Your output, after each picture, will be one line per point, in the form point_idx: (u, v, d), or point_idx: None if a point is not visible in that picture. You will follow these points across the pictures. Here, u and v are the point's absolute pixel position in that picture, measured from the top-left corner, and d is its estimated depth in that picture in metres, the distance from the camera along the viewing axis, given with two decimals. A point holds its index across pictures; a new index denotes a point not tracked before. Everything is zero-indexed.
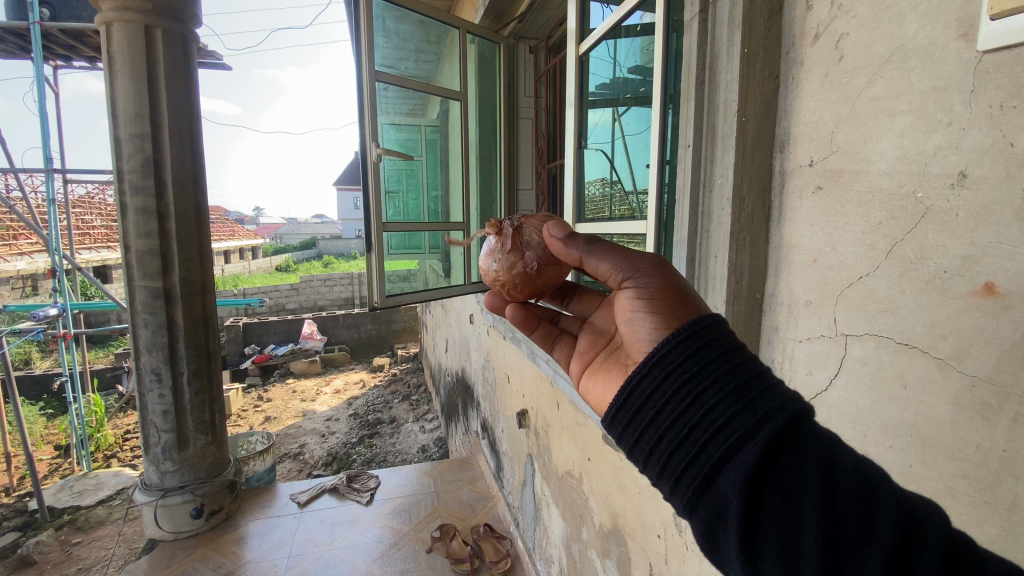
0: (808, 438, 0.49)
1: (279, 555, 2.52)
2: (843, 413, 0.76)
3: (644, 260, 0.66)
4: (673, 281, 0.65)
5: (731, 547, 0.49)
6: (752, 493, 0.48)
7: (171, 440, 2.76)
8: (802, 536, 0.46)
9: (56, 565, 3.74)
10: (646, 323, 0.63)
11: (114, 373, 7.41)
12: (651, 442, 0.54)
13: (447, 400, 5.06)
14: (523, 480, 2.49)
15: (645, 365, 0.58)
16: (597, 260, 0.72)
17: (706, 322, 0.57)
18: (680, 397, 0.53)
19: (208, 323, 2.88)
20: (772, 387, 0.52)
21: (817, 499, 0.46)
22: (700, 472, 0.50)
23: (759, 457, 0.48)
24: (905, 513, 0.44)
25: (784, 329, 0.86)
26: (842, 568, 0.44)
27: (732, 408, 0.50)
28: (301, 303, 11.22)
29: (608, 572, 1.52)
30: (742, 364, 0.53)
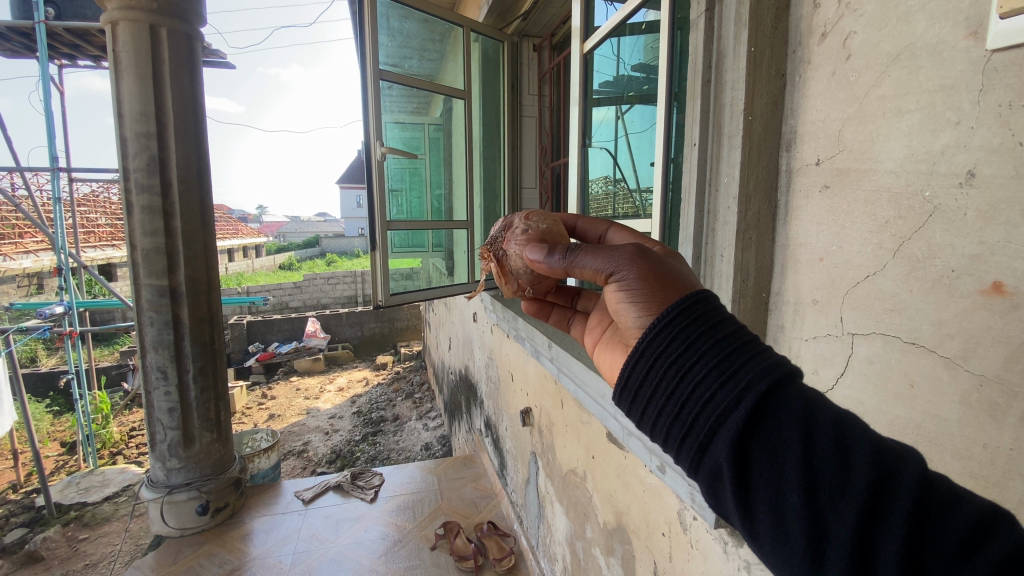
0: (789, 397, 0.49)
1: (284, 551, 2.53)
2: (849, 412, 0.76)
3: (619, 253, 0.64)
4: (652, 267, 0.63)
5: (728, 505, 0.51)
6: (740, 456, 0.49)
7: (177, 437, 2.78)
8: (787, 491, 0.47)
9: (63, 561, 3.77)
10: (633, 312, 0.63)
11: (119, 370, 7.45)
12: (647, 417, 0.55)
13: (450, 397, 5.08)
14: (527, 477, 2.50)
15: (637, 345, 0.58)
16: (579, 266, 0.70)
17: (693, 297, 0.57)
18: (671, 373, 0.54)
19: (214, 321, 2.89)
20: (756, 353, 0.51)
21: (799, 456, 0.47)
22: (695, 441, 0.51)
23: (745, 422, 0.48)
24: (881, 462, 0.44)
25: (790, 328, 0.86)
26: (825, 519, 0.45)
27: (718, 381, 0.51)
28: (304, 301, 11.26)
29: (612, 569, 1.53)
30: (728, 335, 0.53)
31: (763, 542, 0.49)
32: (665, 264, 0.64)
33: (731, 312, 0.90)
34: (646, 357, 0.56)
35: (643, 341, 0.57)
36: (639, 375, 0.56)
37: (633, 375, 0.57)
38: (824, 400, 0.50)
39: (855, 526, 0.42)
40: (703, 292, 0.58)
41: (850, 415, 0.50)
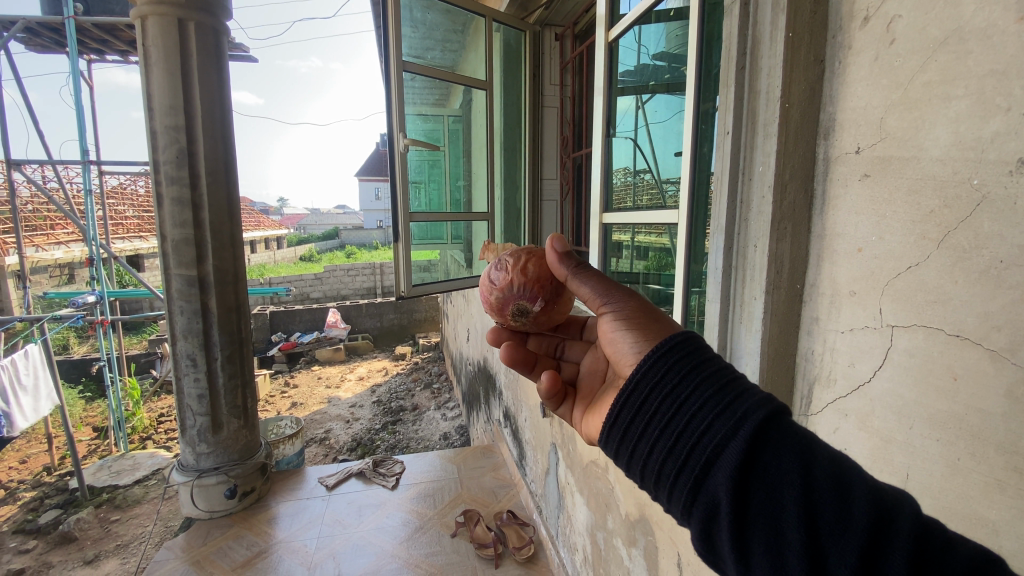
0: (786, 434, 0.52)
1: (308, 534, 2.60)
2: (887, 405, 0.74)
3: (617, 288, 0.73)
4: (646, 303, 0.71)
5: (724, 547, 0.52)
6: (740, 491, 0.51)
7: (206, 423, 2.87)
8: (786, 528, 0.49)
9: (96, 541, 3.95)
10: (626, 340, 0.68)
11: (148, 358, 7.70)
12: (644, 453, 0.58)
13: (468, 387, 5.12)
14: (546, 468, 2.52)
15: (633, 378, 0.62)
16: (581, 290, 0.78)
17: (686, 335, 0.62)
18: (666, 406, 0.57)
19: (241, 311, 2.96)
20: (751, 389, 0.55)
21: (797, 493, 0.49)
22: (690, 476, 0.54)
23: (743, 455, 0.51)
24: (879, 504, 0.47)
25: (826, 320, 0.84)
26: (825, 558, 0.47)
27: (714, 411, 0.54)
28: (324, 292, 11.45)
29: (634, 561, 1.53)
30: (721, 369, 0.57)
31: None
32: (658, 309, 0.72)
33: (764, 303, 0.88)
34: (642, 389, 0.60)
35: (638, 374, 0.61)
36: (634, 409, 0.60)
37: (629, 408, 0.60)
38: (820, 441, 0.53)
39: (855, 565, 0.45)
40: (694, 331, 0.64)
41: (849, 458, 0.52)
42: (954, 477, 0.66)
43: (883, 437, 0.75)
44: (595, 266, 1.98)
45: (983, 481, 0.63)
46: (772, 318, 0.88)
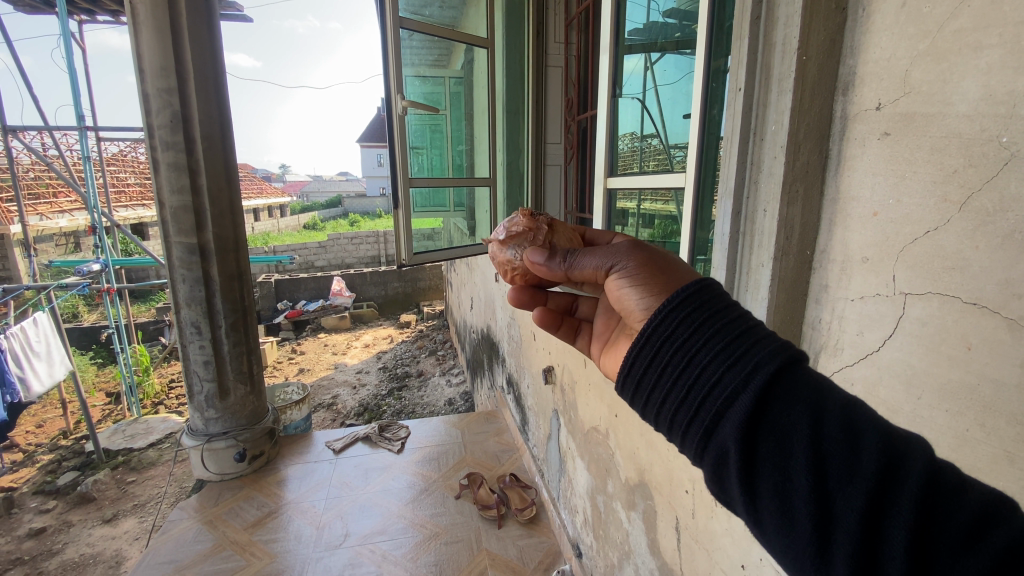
0: (798, 383, 0.51)
1: (316, 496, 2.67)
2: (895, 375, 0.72)
3: (617, 246, 0.70)
4: (650, 255, 0.68)
5: (733, 490, 0.53)
6: (749, 440, 0.51)
7: (213, 389, 2.91)
8: (794, 474, 0.49)
9: (114, 501, 4.09)
10: (634, 295, 0.66)
11: (157, 326, 7.80)
12: (655, 405, 0.57)
13: (472, 354, 5.16)
14: (549, 433, 2.55)
15: (643, 331, 0.60)
16: (580, 268, 0.75)
17: (697, 284, 0.60)
18: (677, 359, 0.56)
19: (243, 279, 2.96)
20: (763, 337, 0.54)
21: (806, 443, 0.49)
22: (701, 426, 0.53)
23: (753, 406, 0.51)
24: (889, 450, 0.46)
25: (835, 287, 0.81)
26: (831, 502, 0.47)
27: (725, 363, 0.53)
28: (329, 261, 11.45)
29: (632, 523, 1.56)
30: (733, 319, 0.56)
31: (767, 526, 0.51)
32: (665, 254, 0.70)
33: (771, 271, 0.86)
34: (653, 343, 0.58)
35: (649, 328, 0.59)
36: (645, 363, 0.58)
37: (640, 362, 0.59)
38: (832, 388, 0.53)
39: (863, 509, 0.44)
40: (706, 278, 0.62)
41: (861, 407, 0.51)
42: (961, 447, 0.64)
43: (889, 407, 0.73)
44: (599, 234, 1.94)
45: (993, 454, 0.61)
46: (777, 286, 0.85)
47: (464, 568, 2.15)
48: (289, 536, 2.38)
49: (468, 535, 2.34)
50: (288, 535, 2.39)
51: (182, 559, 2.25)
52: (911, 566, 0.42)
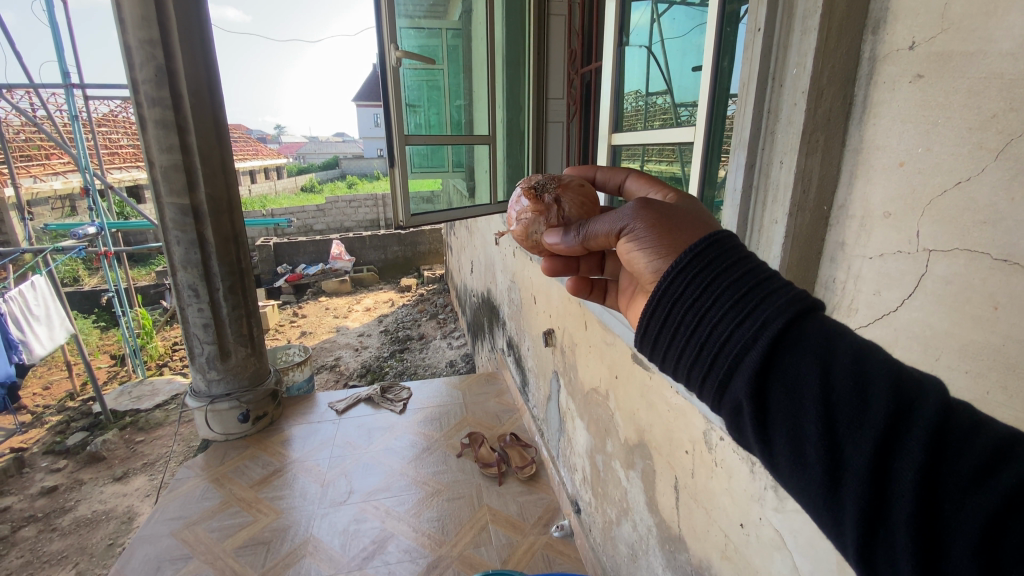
0: (809, 332, 0.50)
1: (320, 455, 2.73)
2: (912, 335, 0.69)
3: (626, 210, 0.64)
4: (661, 214, 0.63)
5: (749, 437, 0.52)
6: (760, 391, 0.50)
7: (213, 351, 2.91)
8: (805, 423, 0.48)
9: (123, 460, 4.19)
10: (645, 259, 0.63)
11: (157, 290, 7.79)
12: (670, 363, 0.57)
13: (472, 318, 5.16)
14: (548, 394, 2.57)
15: (653, 294, 0.58)
16: (593, 238, 0.70)
17: (708, 240, 0.57)
18: (688, 319, 0.55)
19: (239, 241, 2.92)
20: (773, 290, 0.52)
21: (816, 392, 0.47)
22: (715, 381, 0.53)
23: (763, 359, 0.49)
24: (899, 395, 0.44)
25: (852, 245, 0.77)
26: (842, 448, 0.45)
27: (735, 320, 0.52)
28: (327, 224, 11.32)
29: (631, 481, 1.58)
30: (744, 274, 0.53)
31: (781, 470, 0.51)
32: (674, 207, 0.65)
33: (786, 228, 0.81)
34: (664, 305, 0.57)
35: (659, 290, 0.58)
36: (657, 324, 0.57)
37: (653, 323, 0.58)
38: (845, 333, 0.50)
39: (872, 454, 0.43)
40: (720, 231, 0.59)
41: (875, 351, 0.49)
42: (981, 408, 0.62)
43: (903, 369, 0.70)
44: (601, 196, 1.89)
45: (1014, 415, 0.59)
46: (793, 244, 0.81)
47: (466, 524, 2.20)
48: (296, 493, 2.44)
49: (469, 492, 2.39)
50: (294, 492, 2.44)
51: (191, 515, 2.31)
52: (918, 506, 0.41)
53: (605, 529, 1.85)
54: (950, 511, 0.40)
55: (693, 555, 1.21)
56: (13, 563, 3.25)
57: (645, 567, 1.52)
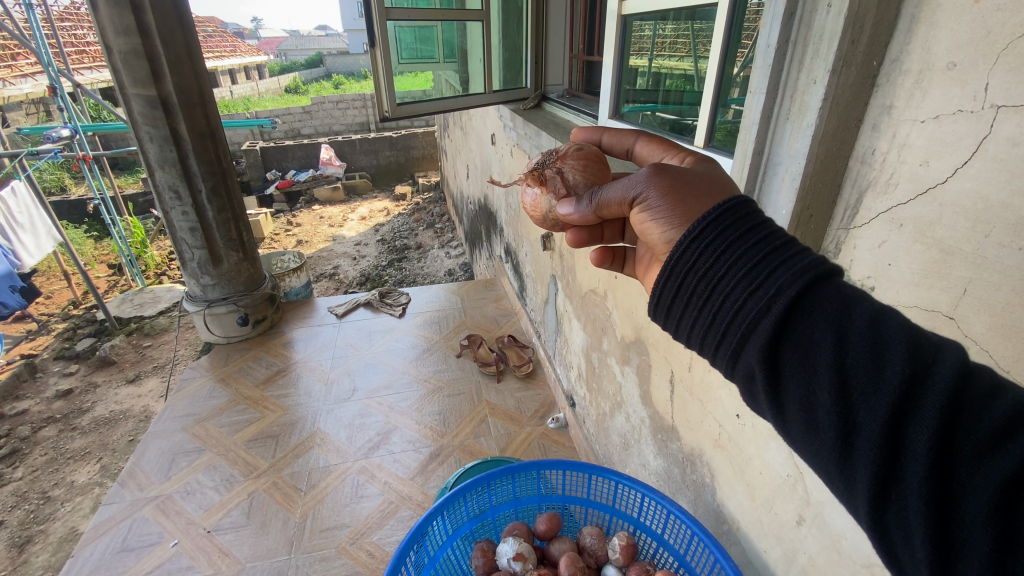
0: (823, 300, 0.49)
1: (324, 355, 2.79)
2: (959, 210, 0.59)
3: (638, 175, 0.63)
4: (674, 180, 0.62)
5: (763, 402, 0.53)
6: (771, 359, 0.51)
7: (204, 256, 2.86)
8: (818, 391, 0.48)
9: (135, 364, 4.32)
10: (658, 229, 0.62)
11: (146, 198, 7.58)
12: (685, 330, 0.59)
13: (470, 225, 5.04)
14: (545, 297, 2.56)
15: (667, 263, 0.59)
16: (606, 205, 0.68)
17: (723, 207, 0.57)
18: (701, 288, 0.56)
19: (216, 137, 2.73)
20: (788, 257, 0.51)
21: (831, 359, 0.47)
22: (728, 349, 0.54)
23: (775, 328, 0.50)
24: (917, 357, 0.43)
25: (901, 108, 0.65)
26: (856, 414, 0.45)
27: (747, 290, 0.52)
28: (315, 128, 10.70)
29: (626, 376, 1.60)
30: (757, 241, 0.54)
31: (793, 433, 0.51)
32: (687, 171, 0.64)
33: (826, 89, 0.70)
34: (677, 274, 0.58)
35: (671, 259, 0.58)
36: (671, 293, 0.58)
37: (666, 292, 0.59)
38: (864, 297, 0.49)
39: (886, 420, 0.42)
40: (736, 196, 0.58)
41: (895, 312, 0.47)
42: None
43: (944, 249, 0.61)
44: (606, 87, 1.74)
45: None
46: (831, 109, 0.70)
47: (466, 417, 2.29)
48: (300, 392, 2.51)
49: (468, 389, 2.47)
50: (298, 390, 2.52)
51: (200, 412, 2.40)
52: (931, 471, 0.40)
53: (599, 421, 1.93)
54: (965, 476, 0.40)
55: (685, 442, 1.24)
56: (41, 458, 3.45)
57: (636, 454, 1.58)
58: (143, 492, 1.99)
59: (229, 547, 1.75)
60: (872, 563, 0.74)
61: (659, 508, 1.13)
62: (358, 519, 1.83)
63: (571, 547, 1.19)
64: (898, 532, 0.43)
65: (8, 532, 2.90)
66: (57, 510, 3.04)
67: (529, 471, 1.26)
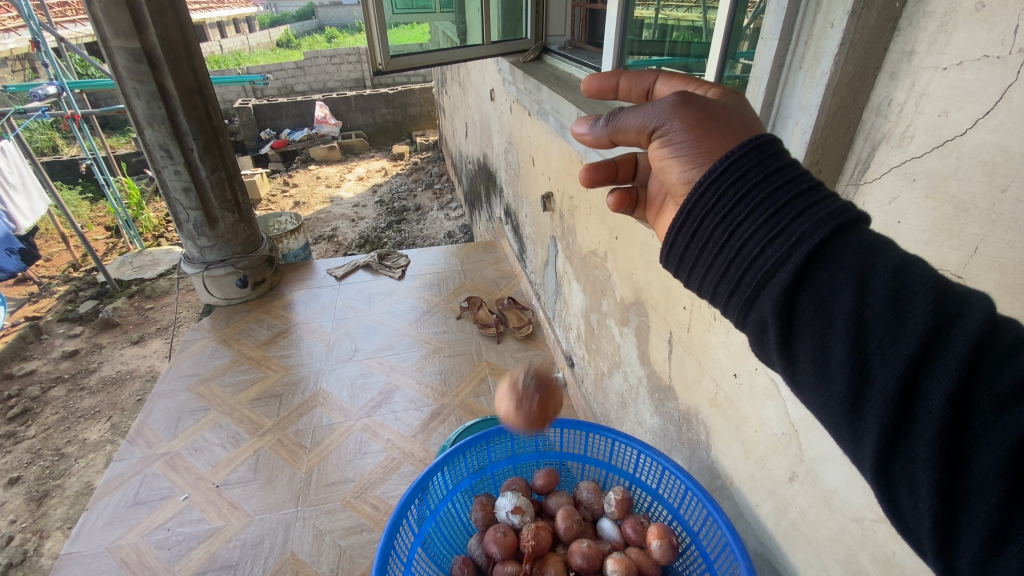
0: (846, 246, 0.46)
1: (324, 316, 2.80)
2: (977, 164, 0.57)
3: (662, 103, 0.58)
4: (702, 110, 0.57)
5: (771, 353, 0.51)
6: (786, 308, 0.48)
7: (200, 217, 2.82)
8: (832, 341, 0.46)
9: (138, 325, 4.35)
10: (677, 168, 0.58)
11: (139, 159, 7.43)
12: (696, 279, 0.56)
13: (469, 186, 4.94)
14: (545, 259, 2.53)
15: (683, 207, 0.56)
16: (624, 133, 0.61)
17: (747, 147, 0.53)
18: (718, 234, 0.53)
19: (205, 93, 2.64)
20: (813, 203, 0.48)
21: (848, 308, 0.45)
22: (741, 298, 0.51)
23: (793, 277, 0.47)
24: (941, 308, 0.41)
25: (923, 55, 0.62)
26: (870, 364, 0.43)
27: (767, 236, 0.49)
28: (309, 84, 10.35)
29: (625, 338, 1.60)
30: (781, 184, 0.50)
31: (800, 384, 0.50)
32: (715, 102, 0.58)
33: (844, 33, 0.66)
34: (693, 218, 0.55)
35: (688, 203, 0.55)
36: (686, 239, 0.55)
37: (680, 238, 0.56)
38: (886, 243, 0.46)
39: (903, 371, 0.40)
40: (761, 134, 0.54)
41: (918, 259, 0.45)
42: None
43: (957, 205, 0.59)
44: (611, 42, 1.65)
45: None
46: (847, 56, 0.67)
47: (467, 376, 2.32)
48: (302, 352, 2.54)
49: (468, 350, 2.49)
50: (300, 350, 2.54)
51: (204, 372, 2.43)
52: (944, 424, 0.39)
53: (597, 380, 1.95)
54: (979, 430, 0.39)
55: (681, 402, 1.26)
56: (52, 416, 3.53)
57: (633, 412, 1.61)
58: (151, 449, 2.04)
59: (237, 500, 1.81)
60: (861, 518, 0.75)
61: (654, 464, 1.16)
62: (361, 474, 1.88)
63: (568, 501, 1.23)
64: (904, 485, 0.43)
65: (25, 487, 2.99)
66: (72, 466, 3.13)
67: (527, 429, 1.29)
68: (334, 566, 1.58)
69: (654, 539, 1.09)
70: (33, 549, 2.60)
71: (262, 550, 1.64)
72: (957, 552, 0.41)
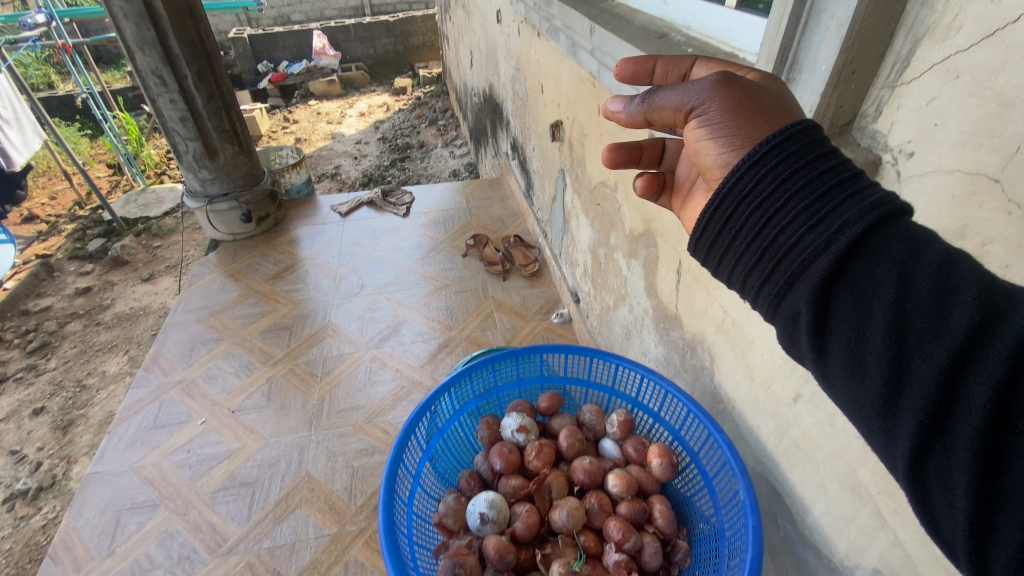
0: (890, 239, 0.48)
1: (329, 253, 2.79)
2: None
3: (702, 81, 0.60)
4: (740, 91, 0.59)
5: (803, 346, 0.54)
6: (823, 299, 0.51)
7: (199, 149, 2.74)
8: (869, 334, 0.48)
9: (147, 264, 4.38)
10: (714, 149, 0.60)
11: (135, 93, 7.19)
12: (729, 265, 0.59)
13: (475, 121, 4.76)
14: (553, 194, 2.47)
15: (719, 191, 0.59)
16: (658, 110, 0.63)
17: (787, 131, 0.55)
18: (754, 221, 0.56)
19: (195, 15, 2.51)
20: (855, 192, 0.50)
21: (889, 301, 0.46)
22: (775, 287, 0.54)
23: (831, 268, 0.49)
24: (988, 302, 0.42)
25: None
26: (908, 359, 0.45)
27: (806, 225, 0.52)
28: (305, 12, 9.77)
29: (632, 270, 1.58)
30: (822, 172, 0.52)
31: (834, 378, 0.52)
32: (757, 86, 0.60)
33: None
34: (729, 202, 0.58)
35: (724, 187, 0.58)
36: (720, 224, 0.59)
37: (715, 222, 0.59)
38: (935, 238, 0.47)
39: (944, 366, 0.42)
40: (804, 120, 0.56)
41: (968, 256, 0.46)
42: None
43: (1002, 102, 0.55)
44: None
45: None
46: None
47: (473, 312, 2.34)
48: (310, 286, 2.55)
49: (474, 287, 2.49)
50: (308, 285, 2.56)
51: (214, 305, 2.46)
52: (986, 423, 0.40)
53: (602, 314, 1.95)
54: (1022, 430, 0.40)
55: (687, 330, 1.25)
56: (71, 350, 3.63)
57: (637, 343, 1.61)
58: (167, 376, 2.10)
59: (253, 425, 1.88)
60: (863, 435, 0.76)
61: (657, 388, 1.18)
62: (371, 401, 1.94)
63: (571, 423, 1.26)
64: (939, 483, 0.44)
65: (51, 416, 3.13)
66: (94, 397, 3.27)
67: (532, 356, 1.31)
68: (347, 484, 1.66)
69: (655, 458, 1.12)
70: (62, 473, 2.76)
71: (278, 470, 1.72)
72: (993, 554, 0.42)
